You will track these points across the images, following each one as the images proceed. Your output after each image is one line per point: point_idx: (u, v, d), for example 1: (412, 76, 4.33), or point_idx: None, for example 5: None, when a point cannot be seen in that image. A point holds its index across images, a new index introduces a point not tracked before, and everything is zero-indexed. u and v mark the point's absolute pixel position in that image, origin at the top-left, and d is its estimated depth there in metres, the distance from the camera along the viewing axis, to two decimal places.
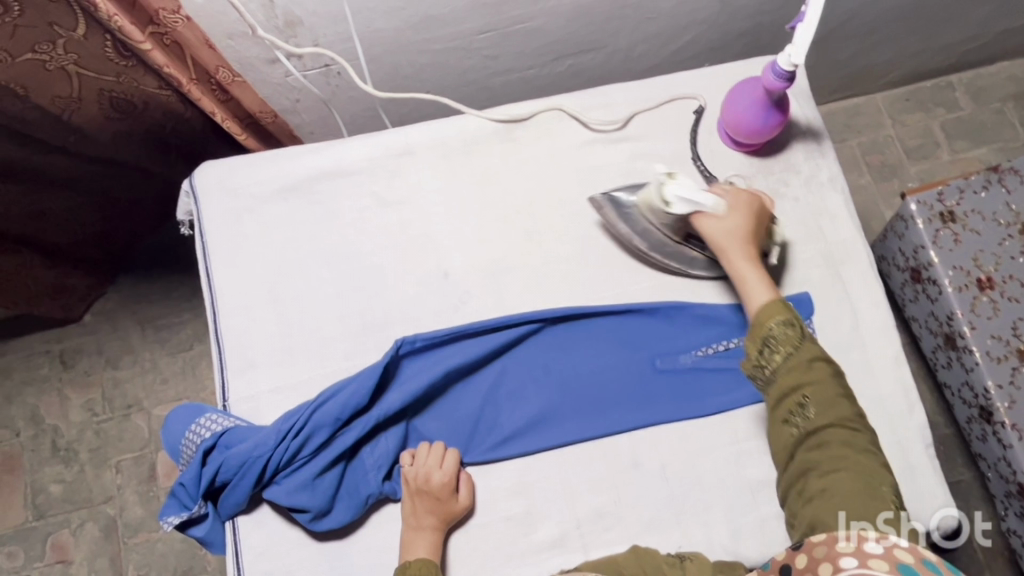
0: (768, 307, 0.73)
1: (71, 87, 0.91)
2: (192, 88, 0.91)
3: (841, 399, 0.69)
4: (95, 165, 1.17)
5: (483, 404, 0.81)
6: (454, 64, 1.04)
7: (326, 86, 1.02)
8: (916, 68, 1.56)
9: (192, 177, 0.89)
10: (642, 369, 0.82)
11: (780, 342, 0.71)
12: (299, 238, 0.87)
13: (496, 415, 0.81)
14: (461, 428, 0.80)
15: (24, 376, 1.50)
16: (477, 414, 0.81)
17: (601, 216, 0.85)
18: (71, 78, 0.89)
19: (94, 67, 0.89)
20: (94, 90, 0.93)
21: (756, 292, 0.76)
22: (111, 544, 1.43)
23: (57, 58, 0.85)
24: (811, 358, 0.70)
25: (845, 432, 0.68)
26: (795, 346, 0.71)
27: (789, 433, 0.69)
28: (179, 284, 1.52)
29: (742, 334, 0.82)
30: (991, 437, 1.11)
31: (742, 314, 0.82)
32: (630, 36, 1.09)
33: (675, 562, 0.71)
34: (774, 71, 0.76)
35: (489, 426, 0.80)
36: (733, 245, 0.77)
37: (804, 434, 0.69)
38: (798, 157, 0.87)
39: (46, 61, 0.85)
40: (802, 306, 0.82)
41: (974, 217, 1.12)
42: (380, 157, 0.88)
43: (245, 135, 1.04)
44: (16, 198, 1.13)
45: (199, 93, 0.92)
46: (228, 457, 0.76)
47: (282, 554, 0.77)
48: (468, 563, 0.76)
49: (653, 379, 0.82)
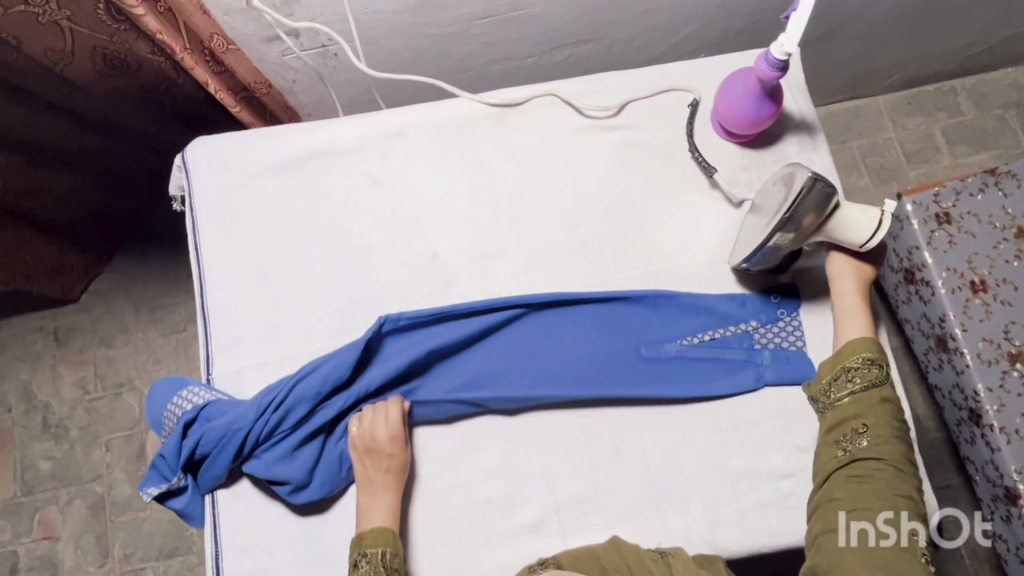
0: (860, 340, 0.74)
1: (63, 41, 0.93)
2: (186, 57, 0.90)
3: (897, 441, 0.70)
4: (89, 132, 1.19)
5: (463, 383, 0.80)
6: (452, 49, 1.04)
7: (323, 66, 1.02)
8: (919, 71, 1.55)
9: (184, 151, 0.89)
10: (626, 356, 0.81)
11: (858, 376, 0.73)
12: (288, 215, 0.87)
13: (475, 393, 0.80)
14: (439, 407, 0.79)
15: (18, 351, 1.50)
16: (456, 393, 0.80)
17: (799, 198, 0.67)
18: (64, 34, 0.92)
19: (87, 25, 0.91)
20: (88, 45, 0.96)
21: (852, 325, 0.76)
22: (98, 522, 1.43)
23: (50, 12, 0.88)
24: (881, 396, 0.72)
25: (893, 472, 0.68)
26: (867, 377, 0.72)
27: (836, 455, 0.71)
28: (174, 265, 1.52)
29: (728, 325, 0.82)
30: (979, 440, 1.10)
31: (727, 303, 0.82)
32: (629, 27, 1.08)
33: (657, 558, 0.70)
34: (768, 61, 0.75)
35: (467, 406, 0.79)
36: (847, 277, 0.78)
37: (851, 458, 0.70)
38: (791, 149, 0.87)
39: (38, 15, 0.87)
40: (788, 301, 0.82)
41: (970, 219, 1.11)
42: (373, 137, 0.88)
43: (240, 109, 1.03)
44: (13, 171, 1.14)
45: (193, 62, 0.91)
46: (207, 430, 0.76)
47: (260, 529, 0.77)
48: (445, 543, 0.76)
49: (637, 366, 0.81)
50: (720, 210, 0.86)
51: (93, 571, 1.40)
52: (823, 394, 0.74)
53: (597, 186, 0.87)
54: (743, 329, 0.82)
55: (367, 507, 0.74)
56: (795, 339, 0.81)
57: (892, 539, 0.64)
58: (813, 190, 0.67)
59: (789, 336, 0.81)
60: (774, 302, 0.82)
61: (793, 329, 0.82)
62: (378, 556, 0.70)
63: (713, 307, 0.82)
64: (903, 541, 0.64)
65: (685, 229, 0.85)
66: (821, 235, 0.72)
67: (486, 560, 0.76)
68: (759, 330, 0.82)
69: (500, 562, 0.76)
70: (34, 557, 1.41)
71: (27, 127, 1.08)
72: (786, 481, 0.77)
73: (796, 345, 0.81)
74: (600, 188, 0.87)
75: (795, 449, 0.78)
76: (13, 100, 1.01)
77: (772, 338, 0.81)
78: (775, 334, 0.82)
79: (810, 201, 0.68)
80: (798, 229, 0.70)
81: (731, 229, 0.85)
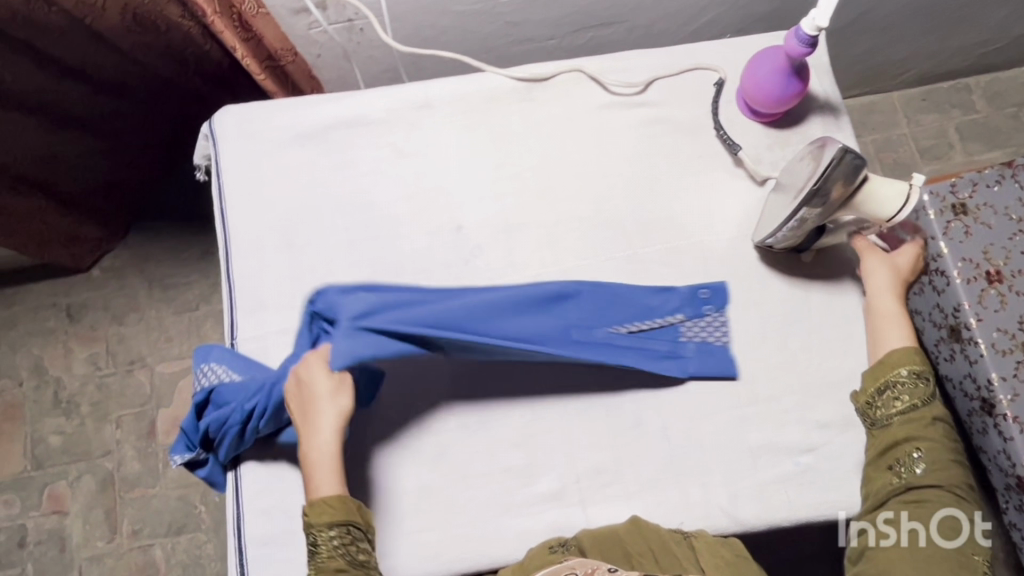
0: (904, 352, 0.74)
1: None
2: (215, 20, 0.90)
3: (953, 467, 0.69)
4: (105, 96, 1.20)
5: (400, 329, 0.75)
6: (476, 28, 1.05)
7: (348, 42, 1.02)
8: (934, 68, 1.55)
9: (212, 119, 0.90)
10: (558, 335, 0.78)
11: (906, 394, 0.72)
12: (313, 184, 0.87)
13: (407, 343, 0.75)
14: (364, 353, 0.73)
15: (31, 326, 1.51)
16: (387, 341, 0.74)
17: (828, 169, 0.69)
18: None
19: None
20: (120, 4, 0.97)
21: (893, 336, 0.76)
22: (107, 497, 1.42)
23: None
24: (933, 417, 0.71)
25: (949, 498, 0.67)
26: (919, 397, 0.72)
27: (891, 479, 0.70)
28: (188, 243, 1.52)
29: (656, 316, 0.81)
30: (992, 430, 1.07)
31: (652, 295, 0.82)
32: (652, 12, 1.09)
33: (680, 539, 0.71)
34: (798, 36, 0.76)
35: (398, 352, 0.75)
36: (881, 280, 0.79)
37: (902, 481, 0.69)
38: (815, 130, 0.87)
39: None
40: (716, 295, 0.82)
41: (986, 210, 1.09)
42: (399, 109, 0.89)
43: (265, 77, 1.01)
44: (31, 136, 1.16)
45: (221, 26, 0.91)
46: (213, 415, 0.76)
47: (282, 492, 0.77)
48: (466, 510, 0.77)
49: (567, 346, 0.78)
50: (744, 189, 0.86)
51: (101, 546, 1.40)
52: (872, 413, 0.74)
53: (621, 161, 0.88)
54: (670, 322, 0.81)
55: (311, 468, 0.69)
56: (722, 335, 0.81)
57: (893, 539, 0.65)
58: (841, 163, 0.68)
59: (716, 333, 0.81)
60: (702, 298, 0.82)
61: (721, 325, 0.81)
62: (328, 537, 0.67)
63: (633, 298, 0.82)
64: (903, 542, 0.65)
65: (708, 206, 0.86)
66: (847, 209, 0.72)
67: (505, 528, 0.76)
68: (686, 324, 0.81)
69: (519, 530, 0.76)
70: (43, 531, 1.41)
71: (44, 89, 1.10)
72: (807, 456, 0.78)
73: (721, 339, 0.81)
74: (625, 164, 0.87)
75: (815, 425, 0.78)
76: (34, 60, 1.03)
77: (699, 333, 0.81)
78: (702, 328, 0.81)
79: (839, 170, 0.69)
80: (827, 199, 0.71)
81: (755, 209, 0.86)
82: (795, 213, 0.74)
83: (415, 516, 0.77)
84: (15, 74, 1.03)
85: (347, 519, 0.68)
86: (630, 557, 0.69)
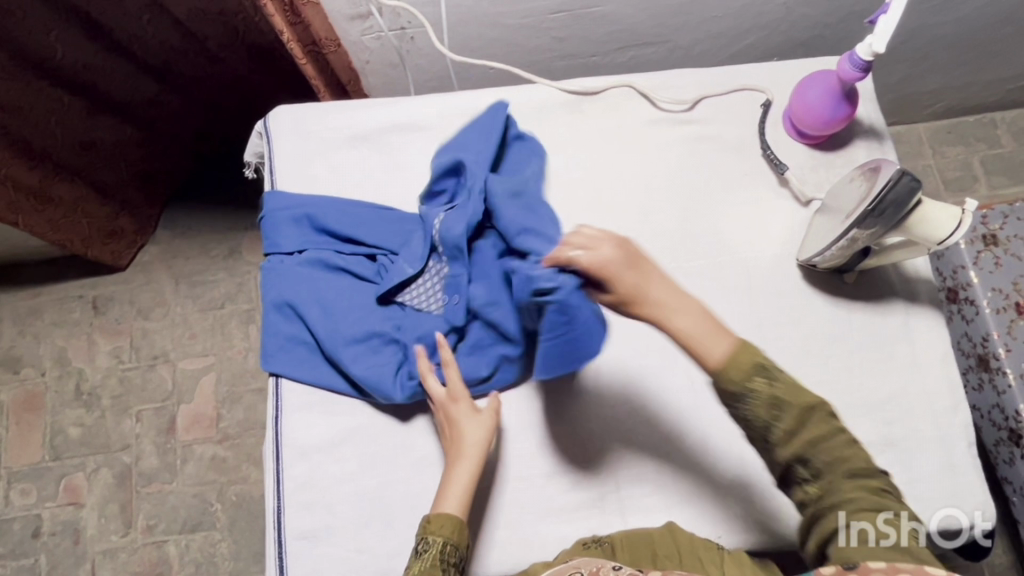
0: (746, 347, 0.61)
1: None
2: (268, 4, 0.85)
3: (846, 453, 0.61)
4: (147, 78, 1.23)
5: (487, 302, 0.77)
6: (523, 42, 1.06)
7: (398, 50, 1.04)
8: (962, 101, 1.57)
9: (266, 118, 0.92)
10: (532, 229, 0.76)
11: (756, 401, 0.60)
12: (365, 184, 0.90)
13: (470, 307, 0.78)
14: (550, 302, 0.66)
15: (56, 317, 1.51)
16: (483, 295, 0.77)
17: (885, 190, 0.70)
18: None
19: None
20: None
21: (716, 340, 0.60)
22: (123, 491, 1.42)
23: None
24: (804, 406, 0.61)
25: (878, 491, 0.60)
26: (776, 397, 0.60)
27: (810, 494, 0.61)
28: (218, 243, 1.53)
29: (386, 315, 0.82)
30: (1019, 460, 1.06)
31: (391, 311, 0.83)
32: (695, 34, 1.10)
33: (713, 547, 0.71)
34: (851, 61, 0.79)
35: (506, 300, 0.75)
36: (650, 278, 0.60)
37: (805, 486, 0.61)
38: (860, 154, 0.89)
39: None
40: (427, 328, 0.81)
41: (1017, 242, 1.08)
42: (451, 116, 0.91)
43: (305, 62, 0.97)
44: (73, 118, 1.20)
45: (274, 10, 0.86)
46: (315, 259, 0.84)
47: (325, 487, 0.78)
48: (506, 514, 0.77)
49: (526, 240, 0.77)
50: (783, 211, 0.87)
51: (115, 540, 1.39)
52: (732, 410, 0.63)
53: (668, 176, 0.89)
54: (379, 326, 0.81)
55: (447, 485, 0.72)
56: (428, 304, 0.83)
57: (893, 539, 0.57)
58: (898, 184, 0.69)
59: (427, 300, 0.83)
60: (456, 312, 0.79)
61: (424, 300, 0.83)
62: (438, 548, 0.68)
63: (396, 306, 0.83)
64: (903, 542, 0.57)
65: (753, 224, 0.87)
66: (899, 229, 0.73)
67: (544, 535, 0.77)
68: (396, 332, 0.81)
69: (556, 537, 0.77)
70: (57, 522, 1.41)
71: (91, 66, 1.14)
72: None
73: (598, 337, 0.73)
74: (673, 178, 0.89)
75: None
76: (84, 29, 1.07)
77: (417, 298, 0.83)
78: (420, 293, 0.83)
79: (897, 192, 0.69)
80: (879, 221, 0.72)
81: (798, 227, 0.87)
82: (845, 233, 0.75)
83: None
84: (64, 42, 1.07)
85: (459, 542, 0.69)
86: (655, 559, 0.70)
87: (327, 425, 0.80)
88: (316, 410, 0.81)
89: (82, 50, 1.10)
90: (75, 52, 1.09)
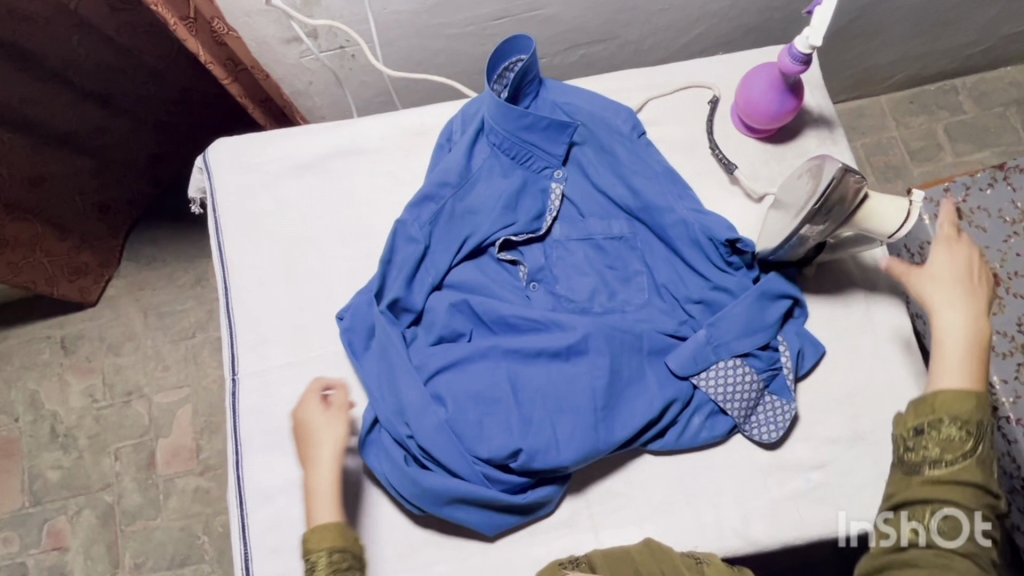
0: (958, 395, 0.67)
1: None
2: (179, 28, 0.83)
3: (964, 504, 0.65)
4: (88, 102, 1.21)
5: (482, 390, 0.76)
6: (468, 51, 1.03)
7: (339, 68, 1.02)
8: (921, 70, 1.56)
9: (206, 153, 0.91)
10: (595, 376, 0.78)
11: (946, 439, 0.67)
12: (311, 213, 0.88)
13: (514, 457, 0.74)
14: (505, 140, 0.86)
15: (25, 360, 1.49)
16: (441, 471, 0.76)
17: (828, 189, 0.70)
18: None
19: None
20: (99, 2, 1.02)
21: (950, 370, 0.70)
22: (108, 531, 1.39)
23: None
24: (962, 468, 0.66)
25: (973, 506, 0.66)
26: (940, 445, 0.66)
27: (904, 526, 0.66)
28: (184, 271, 1.51)
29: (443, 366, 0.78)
30: (994, 432, 0.98)
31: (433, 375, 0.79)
32: (643, 28, 1.07)
33: (691, 563, 0.71)
34: (791, 55, 0.78)
35: (433, 282, 0.82)
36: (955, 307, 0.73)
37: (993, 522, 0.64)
38: (811, 144, 0.88)
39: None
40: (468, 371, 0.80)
41: (980, 214, 1.03)
42: (396, 138, 0.91)
43: (230, 80, 0.95)
44: (18, 156, 1.18)
45: (185, 35, 0.84)
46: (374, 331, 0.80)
47: (293, 528, 0.77)
48: (476, 552, 0.77)
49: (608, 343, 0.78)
50: (735, 207, 0.87)
51: None
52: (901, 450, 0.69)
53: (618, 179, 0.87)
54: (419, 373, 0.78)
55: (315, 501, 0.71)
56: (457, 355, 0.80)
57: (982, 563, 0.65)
58: (842, 181, 0.70)
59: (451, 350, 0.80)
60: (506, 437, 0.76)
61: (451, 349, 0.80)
62: (326, 562, 0.67)
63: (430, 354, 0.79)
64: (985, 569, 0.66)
65: None
66: (851, 225, 0.75)
67: (518, 558, 0.77)
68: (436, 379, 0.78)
69: (532, 559, 0.77)
70: (43, 568, 1.38)
71: (26, 98, 1.11)
72: (817, 472, 0.78)
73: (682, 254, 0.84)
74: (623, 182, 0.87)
75: (823, 440, 0.79)
76: (16, 63, 1.05)
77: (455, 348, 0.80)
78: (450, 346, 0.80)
79: (842, 189, 0.70)
80: (831, 222, 0.73)
81: (751, 226, 0.86)
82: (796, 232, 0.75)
83: (432, 546, 0.77)
84: None
85: (344, 546, 0.69)
86: None
87: (293, 467, 0.79)
88: (277, 451, 0.80)
89: (19, 83, 1.08)
90: (11, 83, 1.07)
